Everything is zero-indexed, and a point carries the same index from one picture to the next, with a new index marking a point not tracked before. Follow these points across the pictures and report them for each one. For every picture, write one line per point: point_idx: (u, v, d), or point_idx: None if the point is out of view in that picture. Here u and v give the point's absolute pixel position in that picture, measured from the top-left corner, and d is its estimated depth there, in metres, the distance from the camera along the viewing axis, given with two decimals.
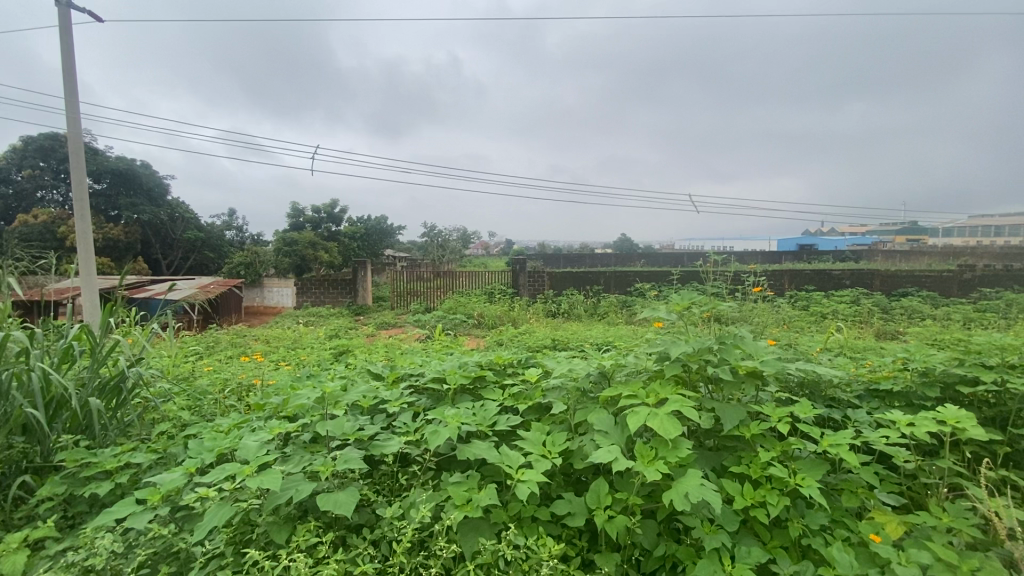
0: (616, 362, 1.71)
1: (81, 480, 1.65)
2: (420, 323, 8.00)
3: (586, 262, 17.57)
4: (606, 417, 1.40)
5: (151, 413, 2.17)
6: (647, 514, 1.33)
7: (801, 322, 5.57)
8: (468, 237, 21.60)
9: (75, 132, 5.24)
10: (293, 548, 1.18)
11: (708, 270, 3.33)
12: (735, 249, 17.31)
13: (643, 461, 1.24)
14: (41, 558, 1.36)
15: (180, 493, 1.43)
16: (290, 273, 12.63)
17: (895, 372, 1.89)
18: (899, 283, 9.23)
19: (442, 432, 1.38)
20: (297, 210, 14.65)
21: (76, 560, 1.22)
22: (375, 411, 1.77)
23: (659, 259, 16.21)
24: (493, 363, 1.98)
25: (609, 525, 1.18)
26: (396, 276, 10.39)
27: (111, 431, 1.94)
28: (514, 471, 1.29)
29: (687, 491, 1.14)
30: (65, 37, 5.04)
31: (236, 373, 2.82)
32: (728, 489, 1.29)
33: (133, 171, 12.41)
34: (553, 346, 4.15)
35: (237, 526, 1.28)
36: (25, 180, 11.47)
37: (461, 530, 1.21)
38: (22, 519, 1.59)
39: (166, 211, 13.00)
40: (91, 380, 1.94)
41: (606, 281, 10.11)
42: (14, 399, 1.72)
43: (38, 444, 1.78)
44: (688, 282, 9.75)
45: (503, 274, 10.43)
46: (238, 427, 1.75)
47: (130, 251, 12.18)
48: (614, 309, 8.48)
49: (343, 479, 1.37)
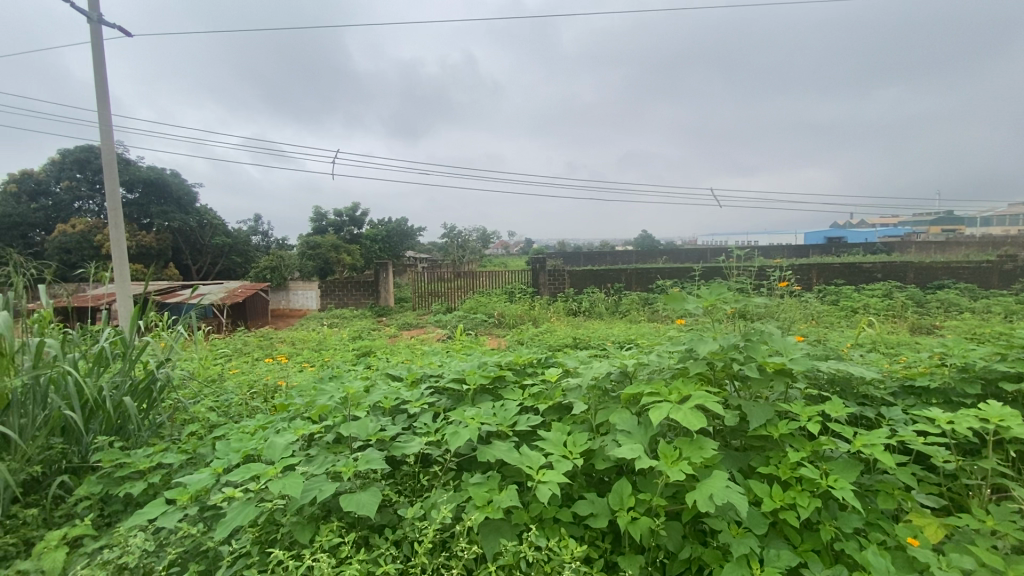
0: (639, 360, 1.67)
1: (116, 480, 1.70)
2: (441, 323, 8.06)
3: (607, 260, 17.44)
4: (628, 416, 1.37)
5: (181, 414, 2.22)
6: (672, 516, 1.30)
7: (830, 318, 5.41)
8: (487, 237, 21.71)
9: (108, 143, 5.43)
10: (317, 548, 1.19)
11: (731, 264, 3.25)
12: (760, 244, 16.94)
13: (666, 461, 1.21)
14: (78, 556, 1.41)
15: (208, 493, 1.46)
16: (314, 276, 13.27)
17: (932, 368, 1.80)
18: (934, 275, 8.88)
19: (461, 432, 1.37)
20: (319, 213, 14.98)
21: (111, 559, 1.25)
22: (396, 411, 1.78)
23: (681, 255, 15.96)
24: (512, 363, 1.97)
25: (633, 527, 1.16)
26: (416, 277, 10.46)
27: (143, 431, 1.99)
28: (535, 472, 1.28)
29: (712, 492, 1.10)
30: (97, 50, 5.24)
31: (261, 375, 2.89)
32: (755, 491, 1.25)
33: (163, 180, 12.84)
34: (574, 345, 4.10)
35: (262, 525, 1.30)
36: (64, 191, 11.96)
37: (482, 531, 1.20)
38: (61, 518, 1.64)
39: (195, 218, 13.40)
40: (124, 382, 2.00)
41: (627, 278, 9.99)
42: (53, 402, 1.79)
43: (76, 444, 1.84)
44: (710, 278, 9.62)
45: (522, 273, 10.42)
46: (263, 428, 1.79)
47: (161, 258, 12.57)
48: (636, 307, 8.38)
49: (365, 480, 1.38)
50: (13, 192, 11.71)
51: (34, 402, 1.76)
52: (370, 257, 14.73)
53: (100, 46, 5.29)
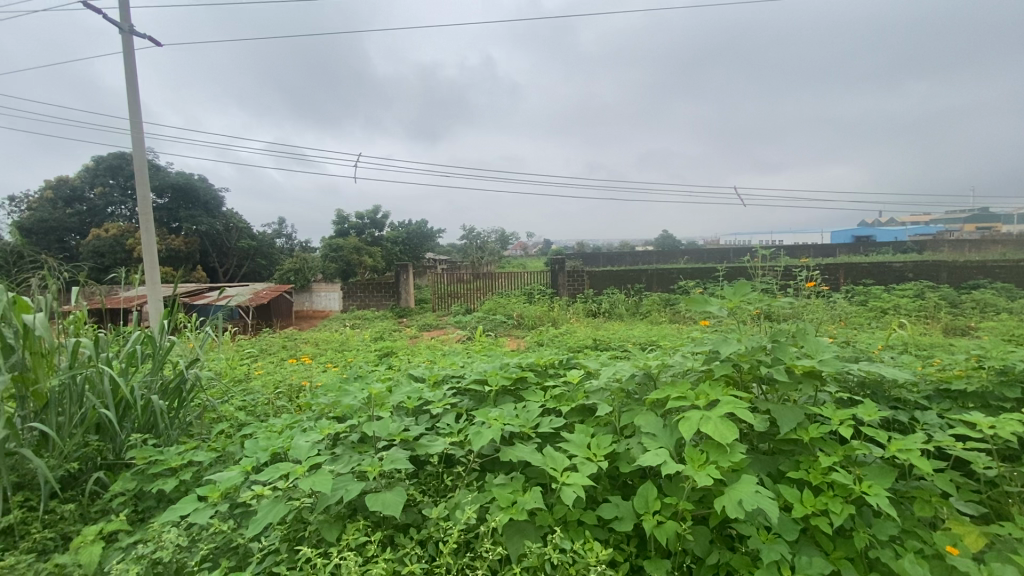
0: (662, 362, 1.65)
1: (150, 477, 1.75)
2: (461, 325, 8.10)
3: (627, 261, 17.30)
4: (653, 419, 1.35)
5: (210, 413, 2.27)
6: (699, 520, 1.28)
7: (858, 319, 5.26)
8: (506, 238, 21.78)
9: (139, 149, 5.60)
10: (344, 546, 1.21)
11: (756, 264, 3.19)
12: (785, 243, 16.58)
13: (692, 464, 1.19)
14: (114, 550, 1.45)
15: (237, 491, 1.49)
16: (336, 277, 13.47)
17: (969, 371, 1.74)
18: (969, 274, 8.58)
19: (485, 433, 1.38)
20: (341, 216, 15.22)
21: (145, 553, 1.29)
22: (419, 412, 1.79)
23: (703, 255, 15.72)
24: (534, 364, 1.97)
25: (659, 531, 1.14)
26: (436, 278, 10.56)
27: (173, 430, 2.04)
28: (559, 474, 1.27)
29: (741, 497, 1.08)
30: (129, 60, 5.42)
31: (287, 375, 2.95)
32: (786, 496, 1.23)
33: (191, 185, 13.20)
34: (594, 347, 4.08)
35: (291, 522, 1.32)
36: (97, 197, 12.37)
37: (506, 532, 1.20)
38: (97, 513, 1.69)
39: (221, 222, 13.73)
40: (154, 381, 2.06)
41: (648, 279, 9.89)
42: (89, 401, 1.85)
43: (110, 442, 1.89)
44: (733, 278, 9.48)
45: (541, 274, 10.40)
46: (289, 427, 1.82)
47: (189, 261, 12.92)
48: (656, 309, 8.29)
49: (390, 479, 1.40)
50: (50, 198, 12.16)
51: (71, 401, 1.82)
52: (391, 259, 14.89)
53: (131, 56, 5.47)
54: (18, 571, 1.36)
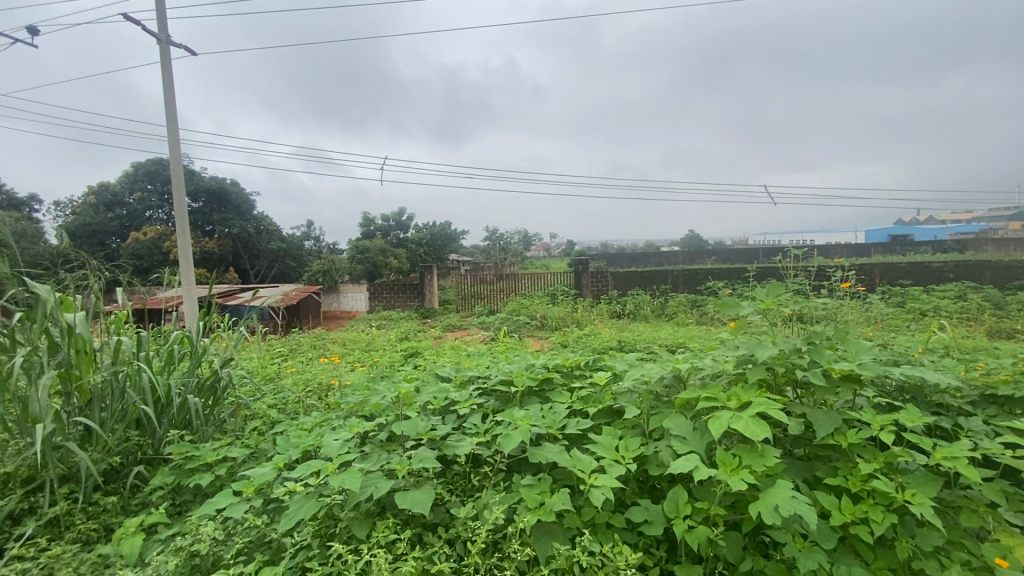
0: (692, 364, 1.62)
1: (186, 471, 1.80)
2: (484, 326, 8.12)
3: (653, 261, 17.09)
4: (683, 421, 1.32)
5: (243, 411, 2.33)
6: (731, 526, 1.25)
7: (896, 321, 5.08)
8: (529, 239, 21.80)
9: (176, 155, 5.81)
10: (374, 543, 1.22)
11: (787, 264, 3.11)
12: (816, 243, 16.11)
13: (725, 469, 1.16)
14: (154, 542, 1.50)
15: (271, 486, 1.53)
16: (362, 279, 13.69)
17: (1017, 376, 1.65)
18: (1015, 275, 8.18)
19: (513, 433, 1.38)
20: (367, 219, 15.48)
21: (184, 545, 1.33)
22: (445, 411, 1.80)
23: (731, 255, 15.40)
24: (560, 364, 1.96)
25: (690, 536, 1.12)
26: (459, 279, 10.65)
27: (209, 426, 2.11)
28: (587, 476, 1.26)
29: (777, 503, 1.05)
30: (167, 69, 5.64)
31: (316, 374, 3.00)
32: (823, 503, 1.19)
33: (224, 190, 13.63)
34: (619, 348, 4.04)
35: (322, 518, 1.35)
36: (136, 202, 12.86)
37: (534, 533, 1.20)
38: (138, 505, 1.76)
39: (253, 225, 14.11)
40: (191, 379, 2.12)
41: (673, 280, 9.74)
42: (130, 397, 1.92)
43: (150, 437, 1.95)
44: (762, 279, 9.28)
45: (565, 275, 10.35)
46: (320, 425, 1.85)
47: (222, 263, 13.33)
48: (683, 310, 8.17)
49: (418, 477, 1.41)
50: (93, 203, 12.71)
51: (113, 397, 1.89)
52: (416, 261, 15.04)
53: (169, 65, 5.68)
54: (65, 561, 1.43)
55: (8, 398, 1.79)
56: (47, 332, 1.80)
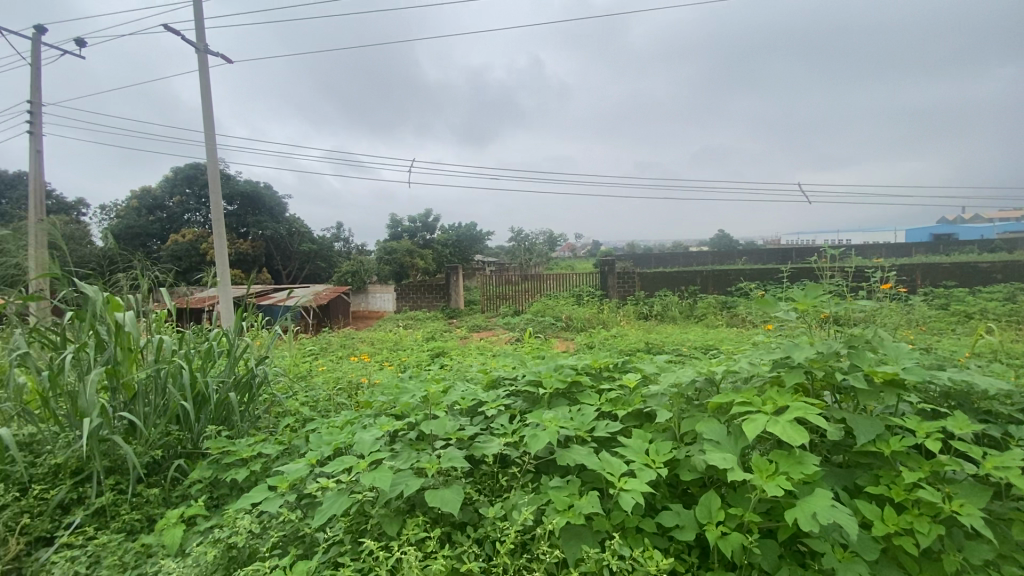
0: (725, 367, 1.58)
1: (223, 466, 1.86)
2: (510, 327, 8.14)
3: (681, 262, 16.82)
4: (716, 425, 1.30)
5: (277, 407, 2.40)
6: (766, 533, 1.22)
7: (940, 325, 4.86)
8: (555, 240, 21.76)
9: (213, 159, 6.01)
10: (404, 540, 1.24)
11: (824, 264, 3.02)
12: (853, 243, 15.56)
13: (761, 475, 1.14)
14: (193, 533, 1.56)
15: (304, 482, 1.57)
16: (390, 279, 13.90)
17: None
18: None
19: (541, 435, 1.37)
20: (394, 220, 15.74)
21: (222, 537, 1.38)
22: (473, 411, 1.81)
23: (763, 255, 15.02)
24: (588, 366, 1.95)
25: (723, 543, 1.09)
26: (485, 280, 10.71)
27: (245, 422, 2.17)
28: (616, 479, 1.25)
29: (815, 511, 1.02)
30: (205, 76, 5.84)
31: (346, 373, 3.06)
32: (864, 512, 1.15)
33: (258, 193, 14.06)
34: (647, 350, 3.99)
35: (353, 515, 1.37)
36: (176, 205, 13.38)
37: (563, 536, 1.19)
38: (178, 498, 1.83)
39: (285, 226, 14.49)
40: (229, 377, 2.19)
41: (703, 280, 9.55)
42: (171, 394, 1.98)
43: (189, 431, 2.02)
44: (795, 280, 9.02)
45: (591, 276, 10.28)
46: (350, 423, 1.88)
47: (256, 263, 13.74)
48: (712, 312, 8.02)
49: (447, 476, 1.42)
50: (135, 207, 13.27)
51: (156, 393, 1.96)
52: (442, 262, 15.18)
53: (207, 73, 5.89)
54: (111, 550, 1.50)
55: (60, 392, 1.88)
56: (95, 330, 1.88)
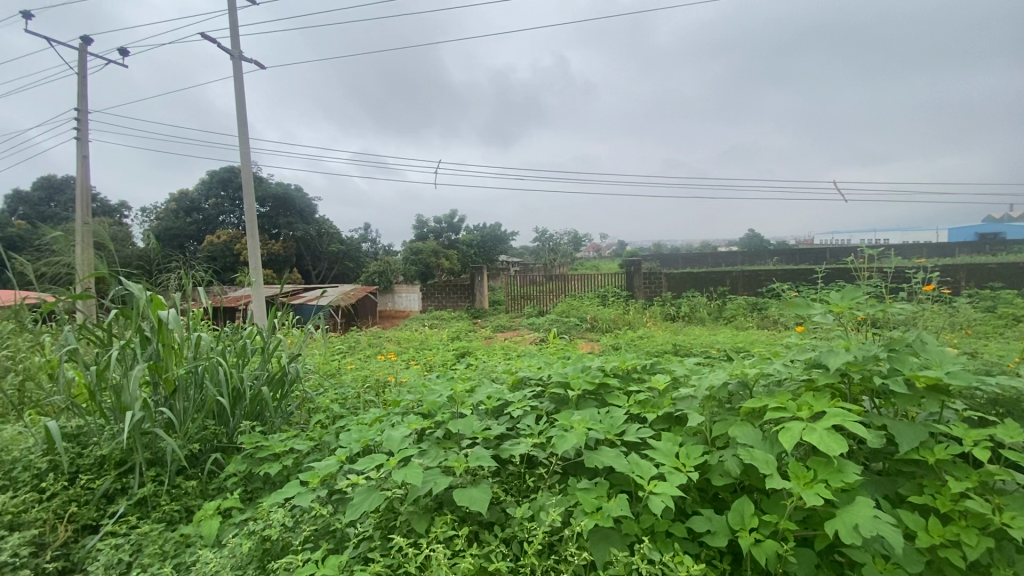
0: (759, 370, 1.54)
1: (257, 460, 1.90)
2: (535, 327, 8.14)
3: (710, 262, 16.50)
4: (750, 430, 1.27)
5: (308, 404, 2.45)
6: (802, 541, 1.19)
7: (986, 328, 4.63)
8: (580, 240, 21.67)
9: (246, 162, 6.19)
10: (433, 538, 1.25)
11: (861, 264, 2.91)
12: (891, 242, 14.98)
13: (798, 482, 1.10)
14: (229, 525, 1.60)
15: (334, 478, 1.60)
16: (416, 279, 14.04)
17: None
18: None
19: (568, 436, 1.36)
20: (420, 221, 15.92)
21: (257, 530, 1.42)
22: (500, 411, 1.82)
23: (795, 256, 14.60)
24: (616, 367, 1.93)
25: (757, 550, 1.06)
26: (510, 280, 10.73)
27: (277, 418, 2.22)
28: (646, 482, 1.23)
29: (857, 522, 0.99)
30: (239, 82, 6.04)
31: (374, 371, 3.11)
32: (907, 522, 1.11)
33: (289, 195, 14.44)
34: (674, 352, 3.93)
35: (383, 511, 1.39)
36: (212, 207, 13.86)
37: (591, 538, 1.18)
38: (214, 490, 1.89)
39: (315, 227, 14.82)
40: (263, 373, 2.25)
41: (732, 281, 9.34)
42: (207, 389, 2.03)
43: (224, 426, 2.09)
44: (830, 280, 8.74)
45: (616, 276, 10.18)
46: (379, 420, 1.91)
47: (287, 263, 14.12)
48: (742, 313, 7.83)
49: (475, 475, 1.43)
50: (173, 209, 13.78)
51: (194, 388, 2.01)
52: (467, 262, 15.28)
53: (241, 79, 6.08)
54: (152, 538, 1.56)
55: (105, 386, 1.96)
56: (140, 327, 1.96)
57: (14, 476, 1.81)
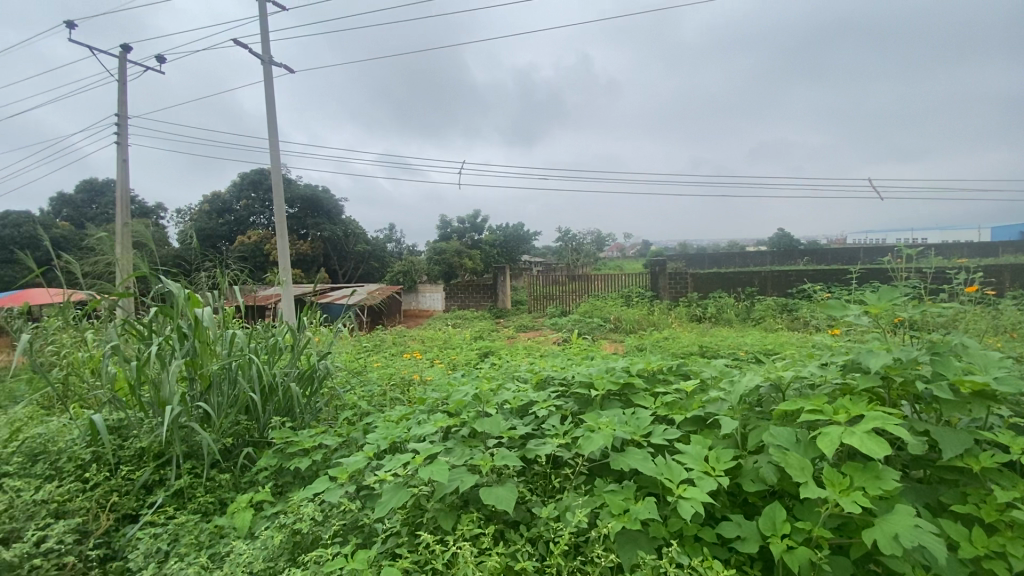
0: (791, 373, 1.51)
1: (288, 455, 1.95)
2: (557, 327, 8.11)
3: (737, 262, 16.16)
4: (783, 434, 1.24)
5: (336, 400, 2.50)
6: (837, 550, 1.16)
7: None
8: (603, 240, 21.52)
9: (276, 163, 6.34)
10: (459, 535, 1.26)
11: (898, 264, 2.81)
12: (930, 242, 14.40)
13: (835, 489, 1.07)
14: (261, 518, 1.65)
15: (362, 474, 1.62)
16: (439, 279, 14.16)
17: None
18: None
19: (595, 438, 1.35)
20: (444, 221, 16.03)
21: (288, 523, 1.45)
22: (525, 411, 1.82)
23: (826, 256, 14.16)
24: (642, 368, 1.91)
25: (790, 557, 1.04)
26: (532, 280, 10.71)
27: (307, 414, 2.28)
28: (674, 486, 1.21)
29: (898, 531, 0.96)
30: (270, 86, 6.19)
31: (400, 369, 3.15)
32: (949, 532, 1.07)
33: (317, 196, 14.74)
34: (701, 353, 3.87)
35: (410, 508, 1.41)
36: (243, 209, 14.27)
37: (618, 540, 1.18)
38: (247, 483, 1.94)
39: (342, 228, 15.09)
40: (293, 370, 2.30)
41: (761, 281, 9.14)
42: (240, 385, 2.09)
43: (256, 422, 2.14)
44: (865, 281, 8.45)
45: (641, 276, 10.07)
46: (405, 418, 1.93)
47: (315, 263, 14.42)
48: (771, 315, 7.65)
49: (500, 474, 1.44)
50: (207, 210, 14.22)
51: (227, 384, 2.07)
52: (490, 262, 15.33)
53: (271, 83, 6.23)
54: (188, 529, 1.62)
55: (145, 381, 2.04)
56: (178, 324, 2.03)
57: (60, 466, 1.90)
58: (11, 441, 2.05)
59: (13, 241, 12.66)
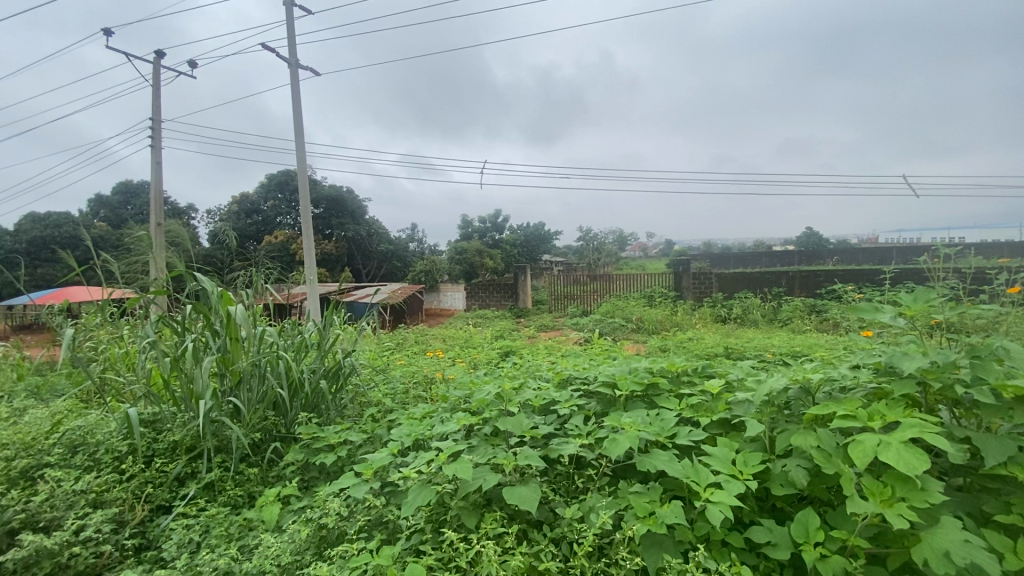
0: (823, 376, 1.46)
1: (314, 451, 1.98)
2: (579, 327, 8.07)
3: (763, 261, 15.81)
4: (816, 440, 1.20)
5: (361, 397, 2.54)
6: (872, 559, 1.12)
7: None
8: (625, 240, 21.33)
9: (302, 164, 6.46)
10: (482, 533, 1.27)
11: (935, 264, 2.71)
12: (969, 242, 13.85)
13: (876, 500, 1.04)
14: (289, 511, 1.68)
15: (386, 470, 1.64)
16: (461, 278, 14.24)
17: None
18: None
19: (620, 439, 1.34)
20: (466, 221, 16.11)
21: (314, 518, 1.48)
22: (547, 410, 1.81)
23: (857, 256, 13.76)
24: (666, 369, 1.88)
25: (823, 565, 1.01)
26: (554, 280, 10.68)
27: (332, 410, 2.32)
28: (701, 490, 1.19)
29: (946, 547, 0.93)
30: (296, 89, 6.31)
31: (422, 367, 3.18)
32: (993, 543, 1.03)
33: (341, 197, 14.98)
34: (726, 355, 3.81)
35: (434, 505, 1.42)
36: (270, 209, 14.60)
37: (643, 542, 1.17)
38: (274, 477, 1.98)
39: (365, 228, 15.30)
40: (320, 367, 2.35)
41: (788, 282, 8.94)
42: (269, 381, 2.13)
43: (283, 417, 2.19)
44: (898, 281, 8.17)
45: (664, 276, 9.94)
46: (428, 415, 1.95)
47: (339, 263, 14.66)
48: (799, 315, 7.47)
49: (523, 474, 1.44)
50: (235, 211, 14.59)
51: (256, 379, 2.12)
52: (511, 262, 15.34)
53: (297, 86, 6.35)
54: (218, 521, 1.66)
55: (178, 376, 2.10)
56: (211, 321, 2.09)
57: (98, 457, 1.97)
58: (53, 433, 2.13)
59: (55, 241, 13.21)
